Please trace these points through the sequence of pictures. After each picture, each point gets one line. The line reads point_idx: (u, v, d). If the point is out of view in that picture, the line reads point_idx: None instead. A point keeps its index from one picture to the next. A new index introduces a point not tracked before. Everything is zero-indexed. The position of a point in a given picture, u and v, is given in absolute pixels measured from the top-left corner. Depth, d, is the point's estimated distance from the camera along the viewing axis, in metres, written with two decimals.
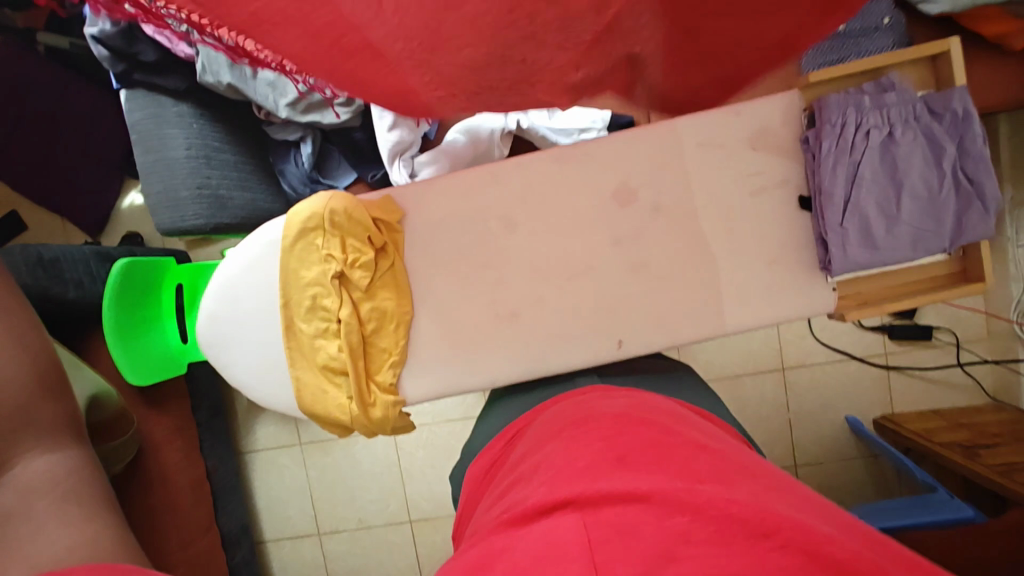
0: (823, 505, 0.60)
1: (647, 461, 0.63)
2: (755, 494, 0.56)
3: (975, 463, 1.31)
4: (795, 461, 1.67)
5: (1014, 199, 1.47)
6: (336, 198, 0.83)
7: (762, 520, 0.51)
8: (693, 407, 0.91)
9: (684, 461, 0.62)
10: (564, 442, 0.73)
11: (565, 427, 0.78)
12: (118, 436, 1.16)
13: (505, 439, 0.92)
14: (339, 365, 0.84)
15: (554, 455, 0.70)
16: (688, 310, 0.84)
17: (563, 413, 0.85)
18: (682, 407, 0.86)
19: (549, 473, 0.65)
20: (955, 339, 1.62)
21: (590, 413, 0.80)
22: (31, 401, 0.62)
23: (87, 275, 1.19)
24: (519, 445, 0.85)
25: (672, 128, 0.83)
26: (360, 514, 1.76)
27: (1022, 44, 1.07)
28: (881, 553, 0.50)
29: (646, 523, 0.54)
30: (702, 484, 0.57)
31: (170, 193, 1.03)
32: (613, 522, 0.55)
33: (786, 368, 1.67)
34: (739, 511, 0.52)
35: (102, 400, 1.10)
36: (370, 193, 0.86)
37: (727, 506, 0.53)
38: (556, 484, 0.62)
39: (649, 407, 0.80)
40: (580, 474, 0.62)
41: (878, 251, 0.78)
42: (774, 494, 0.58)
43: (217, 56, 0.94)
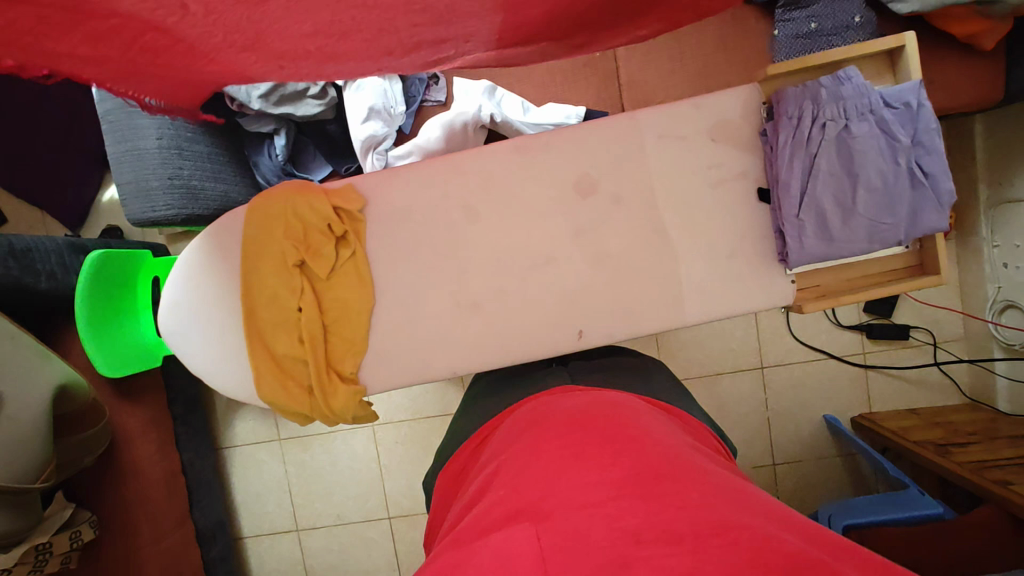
0: (775, 505, 0.61)
1: (604, 468, 0.63)
2: (704, 495, 0.57)
3: (947, 460, 1.32)
4: (773, 459, 1.68)
5: (990, 199, 1.49)
6: (294, 188, 0.85)
7: (711, 522, 0.52)
8: (659, 403, 0.92)
9: (640, 464, 0.63)
10: (527, 445, 0.73)
11: (527, 429, 0.78)
12: (89, 428, 1.16)
13: (473, 445, 0.92)
14: (301, 355, 0.83)
15: (516, 459, 0.71)
16: (649, 301, 0.85)
17: (528, 414, 0.85)
18: (646, 406, 0.86)
19: (509, 482, 0.66)
20: (932, 338, 1.63)
21: (551, 414, 0.81)
22: None
23: (60, 266, 1.19)
24: (487, 445, 0.85)
25: (632, 120, 0.84)
26: (339, 510, 1.75)
27: (991, 44, 1.08)
28: (826, 547, 0.51)
29: (597, 530, 0.54)
30: (655, 490, 0.58)
31: (141, 183, 1.03)
32: (568, 527, 0.55)
33: (765, 366, 1.68)
34: (686, 516, 0.54)
35: (73, 391, 1.10)
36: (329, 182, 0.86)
37: (678, 513, 0.54)
38: (513, 495, 0.62)
39: (611, 406, 0.81)
40: (539, 483, 0.63)
41: (833, 242, 0.79)
42: (725, 495, 0.59)
43: None
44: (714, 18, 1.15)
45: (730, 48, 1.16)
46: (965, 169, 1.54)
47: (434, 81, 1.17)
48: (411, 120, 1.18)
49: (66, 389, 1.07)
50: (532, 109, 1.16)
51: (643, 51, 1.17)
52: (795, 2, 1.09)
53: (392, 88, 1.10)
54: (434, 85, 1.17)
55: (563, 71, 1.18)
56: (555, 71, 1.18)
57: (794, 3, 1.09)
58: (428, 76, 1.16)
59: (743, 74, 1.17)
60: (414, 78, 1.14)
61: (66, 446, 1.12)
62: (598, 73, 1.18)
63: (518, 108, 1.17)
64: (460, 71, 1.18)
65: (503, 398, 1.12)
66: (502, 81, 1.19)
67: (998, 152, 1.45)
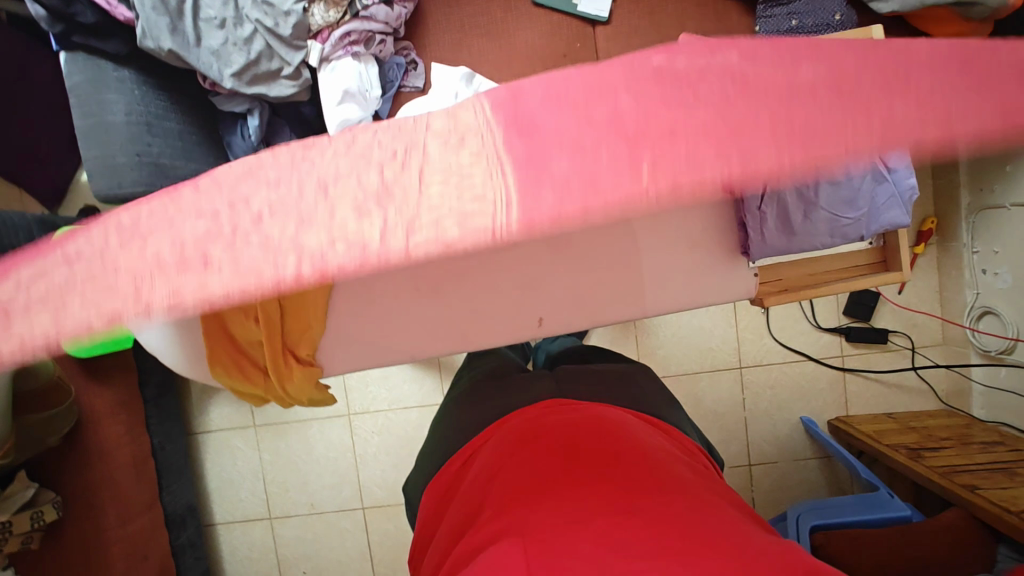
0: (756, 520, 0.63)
1: (590, 485, 0.65)
2: (686, 511, 0.59)
3: (918, 463, 1.32)
4: (749, 459, 1.67)
5: (971, 205, 1.49)
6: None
7: (697, 538, 0.55)
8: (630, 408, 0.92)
9: (624, 481, 0.65)
10: (508, 455, 0.74)
11: (508, 436, 0.79)
12: (54, 405, 1.15)
13: (459, 463, 0.86)
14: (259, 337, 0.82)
15: (500, 472, 0.71)
16: (611, 292, 0.84)
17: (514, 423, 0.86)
18: (628, 413, 0.87)
19: (497, 499, 0.66)
20: (910, 343, 1.63)
21: (529, 420, 0.81)
22: None
23: (28, 241, 1.18)
24: (470, 452, 0.85)
25: None
26: (313, 499, 1.74)
27: (971, 47, 1.08)
28: (802, 556, 0.54)
29: (583, 546, 0.56)
30: (639, 509, 0.60)
31: (107, 159, 1.01)
32: (554, 544, 0.56)
33: (743, 366, 1.67)
34: (672, 533, 0.56)
35: (34, 367, 1.08)
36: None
37: (663, 529, 0.56)
38: (502, 514, 0.63)
39: (596, 414, 0.82)
40: (523, 499, 0.64)
41: (795, 236, 0.78)
42: (706, 507, 0.61)
43: (157, 20, 0.93)
44: (695, 13, 1.14)
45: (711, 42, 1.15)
46: (947, 175, 1.54)
47: (412, 67, 1.17)
48: (388, 105, 1.17)
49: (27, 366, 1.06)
50: None
51: (623, 43, 1.16)
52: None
53: (367, 72, 1.10)
54: (412, 70, 1.18)
55: (543, 60, 1.18)
56: (536, 60, 1.18)
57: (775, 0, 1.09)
58: (406, 62, 1.16)
59: None
60: (392, 63, 1.14)
61: (27, 424, 1.10)
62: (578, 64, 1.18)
63: None
64: (439, 58, 1.18)
65: (472, 388, 1.11)
66: (481, 69, 1.18)
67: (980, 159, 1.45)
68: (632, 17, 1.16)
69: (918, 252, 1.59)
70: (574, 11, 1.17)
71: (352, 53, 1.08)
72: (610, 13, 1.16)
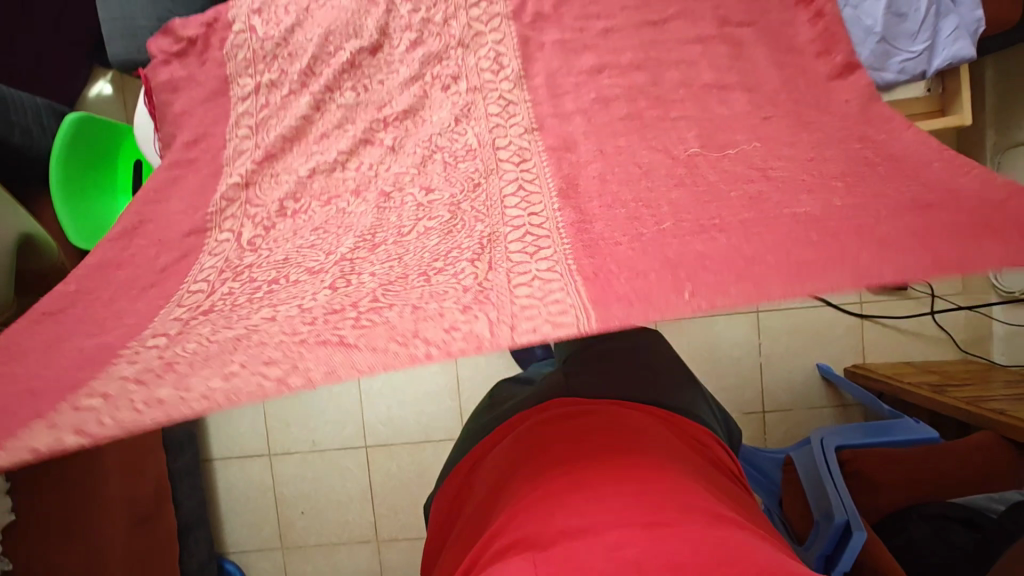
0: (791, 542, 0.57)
1: (606, 488, 0.59)
2: (719, 532, 0.52)
3: (942, 395, 1.30)
4: (763, 407, 1.64)
5: (997, 144, 1.47)
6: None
7: (720, 555, 0.49)
8: (656, 410, 0.81)
9: (641, 486, 0.59)
10: (528, 465, 0.67)
11: (522, 441, 0.72)
12: (55, 294, 1.11)
13: (471, 460, 0.83)
14: None
15: (516, 486, 0.65)
16: None
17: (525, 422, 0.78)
18: (648, 411, 0.79)
19: (506, 511, 0.62)
20: (931, 290, 1.60)
21: (551, 423, 0.73)
22: None
23: (36, 125, 1.14)
24: (488, 466, 0.75)
25: None
26: (314, 437, 1.69)
27: None
28: None
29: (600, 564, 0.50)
30: (662, 523, 0.54)
31: (128, 22, 1.14)
32: (567, 559, 0.51)
33: (760, 309, 1.64)
34: (690, 546, 0.50)
35: (37, 248, 1.03)
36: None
37: (684, 542, 0.51)
38: (516, 521, 0.58)
39: (614, 412, 0.74)
40: (541, 509, 0.58)
41: None
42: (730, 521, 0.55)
43: None
44: None
45: None
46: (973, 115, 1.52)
47: None
48: None
49: (30, 241, 1.01)
50: None
51: None
52: None
53: None
54: None
55: None
56: None
57: None
58: None
59: None
60: None
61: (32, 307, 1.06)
62: None
63: None
64: None
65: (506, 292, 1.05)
66: None
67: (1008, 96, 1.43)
68: None
69: None
70: None
71: None
72: None
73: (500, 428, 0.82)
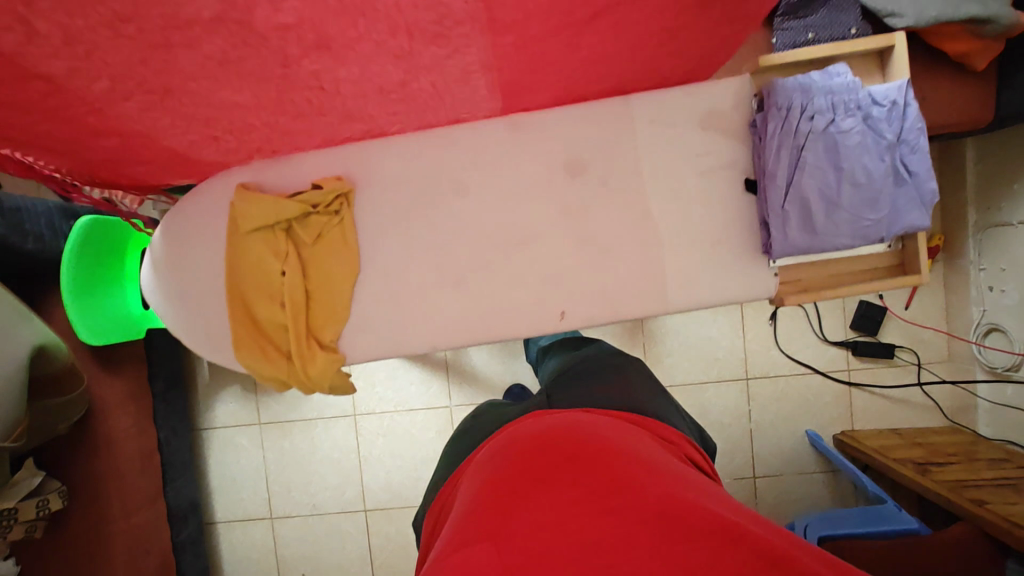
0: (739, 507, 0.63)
1: (564, 482, 0.63)
2: (657, 503, 0.58)
3: (925, 477, 1.32)
4: (753, 472, 1.67)
5: (978, 222, 1.51)
6: (238, 188, 0.76)
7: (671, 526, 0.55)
8: (622, 414, 0.85)
9: (595, 474, 0.63)
10: (486, 470, 0.69)
11: (489, 448, 0.75)
12: (66, 392, 1.14)
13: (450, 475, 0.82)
14: (281, 317, 0.76)
15: (477, 489, 0.67)
16: (628, 284, 0.77)
17: (496, 434, 0.79)
18: (606, 413, 0.83)
19: (467, 506, 0.64)
20: (916, 358, 1.63)
21: (511, 434, 0.76)
22: None
23: (49, 229, 1.19)
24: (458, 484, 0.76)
25: (626, 104, 0.73)
26: (315, 500, 1.73)
27: (984, 65, 1.10)
28: (794, 544, 0.54)
29: (559, 556, 0.54)
30: (611, 509, 0.58)
31: None
32: (530, 553, 0.55)
33: (750, 377, 1.68)
34: (645, 525, 0.56)
35: (47, 353, 1.07)
36: (288, 181, 0.77)
37: (637, 522, 0.56)
38: (478, 512, 0.61)
39: (573, 418, 0.77)
40: (500, 507, 0.61)
41: None
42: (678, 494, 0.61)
43: None
44: None
45: None
46: (955, 192, 1.55)
47: None
48: None
49: (43, 349, 1.06)
50: None
51: None
52: (795, 11, 1.10)
53: None
54: None
55: None
56: None
57: (793, 13, 1.11)
58: None
59: None
60: None
61: (42, 409, 1.10)
62: None
63: None
64: None
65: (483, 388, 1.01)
66: None
67: (988, 177, 1.47)
68: None
69: None
70: None
71: None
72: None
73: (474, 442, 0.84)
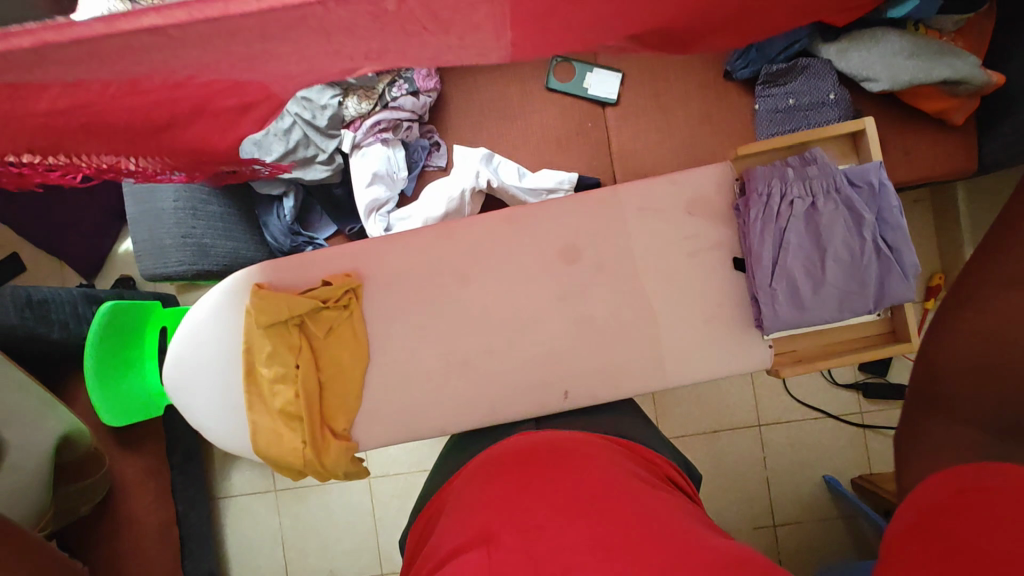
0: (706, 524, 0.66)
1: (550, 491, 0.66)
2: (641, 515, 0.61)
3: None
4: (774, 520, 1.63)
5: None
6: (252, 288, 0.81)
7: (650, 534, 0.58)
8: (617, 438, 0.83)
9: (581, 487, 0.66)
10: (477, 484, 0.72)
11: (481, 464, 0.76)
12: (86, 477, 1.15)
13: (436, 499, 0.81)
14: (295, 409, 0.79)
15: (468, 502, 0.69)
16: (628, 361, 0.80)
17: (485, 453, 0.80)
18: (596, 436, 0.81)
19: (460, 514, 0.67)
20: None
21: (502, 450, 0.77)
22: None
23: (74, 317, 1.24)
24: (447, 499, 0.76)
25: (614, 194, 0.80)
26: (331, 565, 1.72)
27: (961, 120, 1.14)
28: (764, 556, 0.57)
29: (546, 553, 0.58)
30: (595, 513, 0.62)
31: (156, 242, 1.10)
32: (519, 550, 0.58)
33: (762, 424, 1.67)
34: (627, 531, 0.59)
35: (71, 439, 1.11)
36: (301, 279, 0.82)
37: (620, 528, 0.60)
38: (472, 519, 0.65)
39: (563, 437, 0.78)
40: (490, 512, 0.65)
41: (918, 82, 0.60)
42: (662, 509, 0.64)
43: None
44: (698, 94, 1.22)
45: (716, 120, 1.22)
46: (950, 233, 1.58)
47: (436, 147, 1.23)
48: (412, 184, 1.23)
49: (68, 439, 1.09)
50: (528, 174, 1.21)
51: (633, 122, 1.22)
52: (774, 81, 1.17)
53: (395, 157, 1.17)
54: (435, 151, 1.24)
55: (557, 139, 1.24)
56: (550, 139, 1.24)
57: (773, 82, 1.17)
58: (430, 143, 1.23)
59: (729, 144, 1.22)
60: (417, 146, 1.21)
61: (60, 497, 1.11)
62: (591, 142, 1.24)
63: (515, 173, 1.20)
64: (460, 139, 1.24)
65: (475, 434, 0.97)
66: (500, 149, 1.25)
67: (981, 218, 1.50)
68: (640, 97, 1.23)
69: (928, 308, 1.61)
70: (585, 95, 1.22)
71: (381, 139, 1.15)
72: (618, 96, 1.23)
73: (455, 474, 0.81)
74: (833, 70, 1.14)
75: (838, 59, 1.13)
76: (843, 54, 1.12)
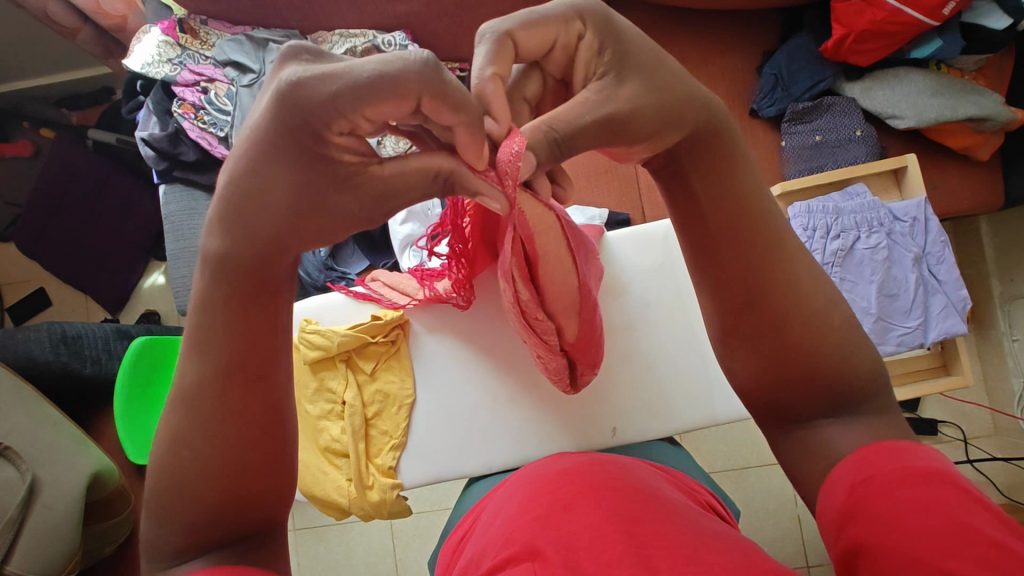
0: (750, 545, 0.60)
1: (590, 506, 0.62)
2: (690, 538, 0.57)
3: None
4: (807, 561, 1.55)
5: (1003, 294, 1.53)
6: (301, 324, 0.82)
7: (708, 558, 0.53)
8: (671, 472, 0.77)
9: (627, 504, 0.62)
10: (518, 501, 0.70)
11: (527, 485, 0.72)
12: (114, 516, 1.13)
13: (467, 524, 0.77)
14: (341, 447, 0.80)
15: (504, 523, 0.67)
16: (676, 396, 0.80)
17: (530, 473, 0.75)
18: (649, 467, 0.75)
19: (498, 538, 0.64)
20: (962, 433, 1.54)
21: (543, 471, 0.74)
22: (215, 383, 0.52)
23: (105, 352, 1.25)
24: (484, 510, 0.74)
25: (658, 231, 0.85)
26: None
27: (987, 156, 1.15)
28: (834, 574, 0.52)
29: (591, 569, 0.53)
30: (644, 531, 0.57)
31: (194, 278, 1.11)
32: (560, 563, 0.55)
33: None
34: (674, 551, 0.54)
35: (104, 479, 1.07)
36: (350, 316, 0.83)
37: (675, 546, 0.55)
38: (510, 538, 0.63)
39: (610, 461, 0.74)
40: (531, 530, 0.62)
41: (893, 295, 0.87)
42: (717, 539, 0.58)
43: (241, 91, 1.09)
44: None
45: None
46: (975, 265, 1.59)
47: None
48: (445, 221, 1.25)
49: (99, 478, 1.05)
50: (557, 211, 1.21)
51: None
52: (800, 118, 1.18)
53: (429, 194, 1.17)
54: None
55: (586, 176, 1.25)
56: (579, 176, 1.25)
57: (799, 119, 1.19)
58: None
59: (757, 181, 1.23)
60: None
61: (88, 535, 1.09)
62: (619, 178, 1.24)
63: None
64: None
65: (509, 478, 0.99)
66: None
67: (1006, 251, 1.51)
68: None
69: None
70: None
71: None
72: None
73: (484, 499, 0.77)
74: (859, 108, 1.17)
75: (862, 97, 1.16)
76: (867, 93, 1.16)
